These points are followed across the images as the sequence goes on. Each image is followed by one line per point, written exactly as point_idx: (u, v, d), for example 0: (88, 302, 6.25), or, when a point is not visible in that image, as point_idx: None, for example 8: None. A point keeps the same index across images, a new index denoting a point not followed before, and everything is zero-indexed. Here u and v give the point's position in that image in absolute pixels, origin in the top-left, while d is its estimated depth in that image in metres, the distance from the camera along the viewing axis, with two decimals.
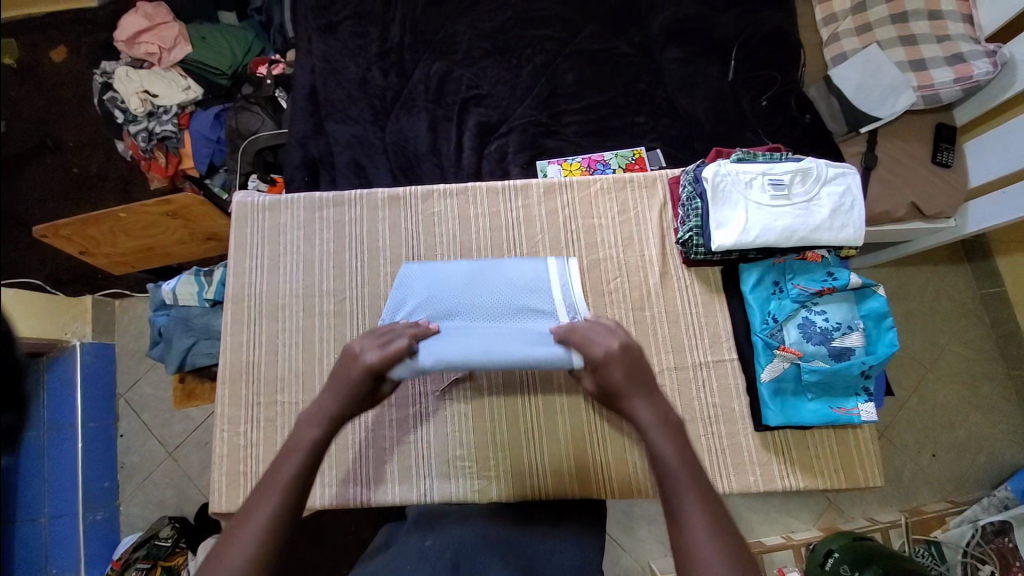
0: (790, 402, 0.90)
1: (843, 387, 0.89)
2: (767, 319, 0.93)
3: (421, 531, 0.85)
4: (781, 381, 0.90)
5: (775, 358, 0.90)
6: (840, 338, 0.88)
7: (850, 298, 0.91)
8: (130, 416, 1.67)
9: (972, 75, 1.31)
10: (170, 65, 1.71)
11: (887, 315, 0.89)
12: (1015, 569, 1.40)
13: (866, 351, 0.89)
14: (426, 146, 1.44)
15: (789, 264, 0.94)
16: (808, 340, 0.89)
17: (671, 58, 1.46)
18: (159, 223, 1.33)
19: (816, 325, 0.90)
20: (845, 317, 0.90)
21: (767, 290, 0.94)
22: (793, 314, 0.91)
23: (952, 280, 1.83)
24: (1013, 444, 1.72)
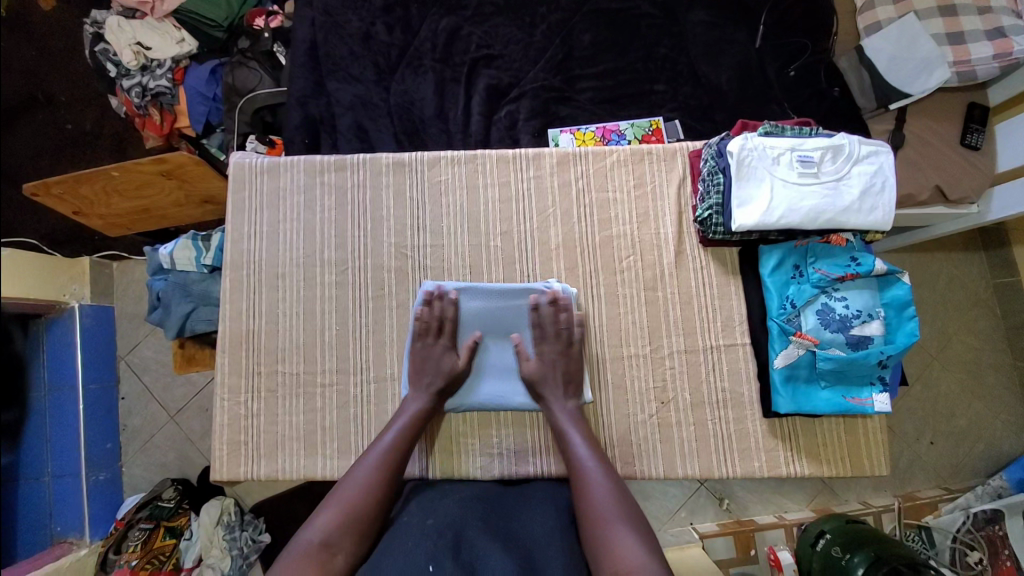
0: (802, 390, 0.87)
1: (858, 376, 0.86)
2: (785, 303, 0.89)
3: (421, 510, 0.84)
4: (795, 368, 0.88)
5: (791, 345, 0.87)
6: (860, 326, 0.85)
7: (873, 285, 0.88)
8: (131, 379, 1.66)
9: (1012, 52, 1.23)
10: (164, 15, 1.62)
11: (910, 304, 0.86)
12: (1002, 557, 1.47)
13: (885, 340, 0.86)
14: (432, 110, 1.37)
15: (811, 247, 0.90)
16: (827, 327, 0.85)
17: (695, 21, 1.37)
18: (154, 183, 1.28)
19: (835, 312, 0.86)
20: (867, 304, 0.86)
21: (786, 274, 0.91)
22: (813, 300, 0.87)
23: (966, 267, 1.79)
24: (1011, 433, 1.73)
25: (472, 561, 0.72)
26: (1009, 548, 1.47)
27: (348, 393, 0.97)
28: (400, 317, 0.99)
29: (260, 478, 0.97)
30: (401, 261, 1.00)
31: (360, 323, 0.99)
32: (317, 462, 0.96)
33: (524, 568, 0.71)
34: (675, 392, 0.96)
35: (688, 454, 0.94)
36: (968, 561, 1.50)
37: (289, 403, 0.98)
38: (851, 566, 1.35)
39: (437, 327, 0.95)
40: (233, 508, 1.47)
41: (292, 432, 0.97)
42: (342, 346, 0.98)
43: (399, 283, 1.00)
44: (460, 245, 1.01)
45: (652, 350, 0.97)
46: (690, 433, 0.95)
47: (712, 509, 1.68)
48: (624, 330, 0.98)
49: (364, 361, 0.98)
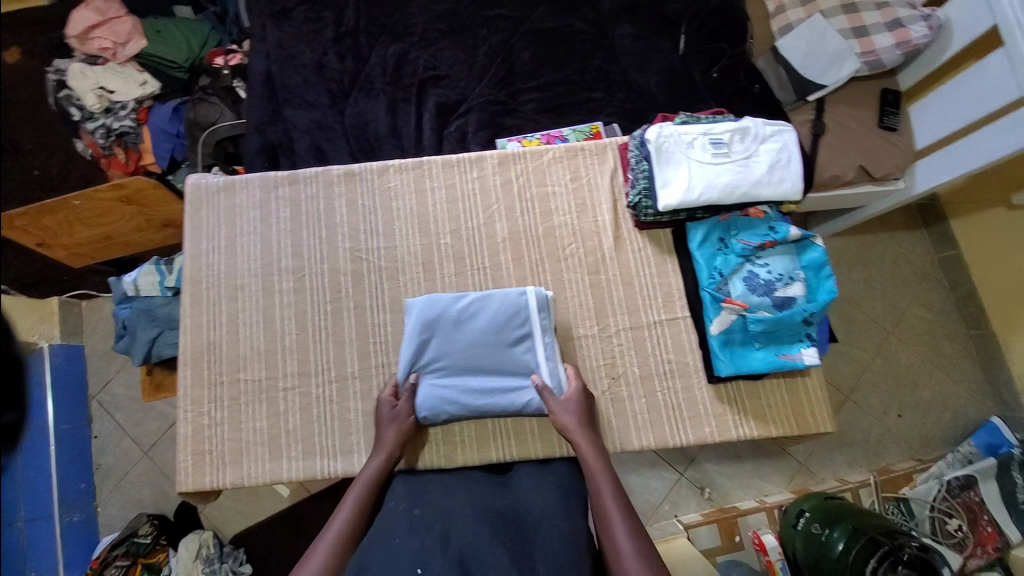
0: (739, 351, 0.94)
1: (787, 335, 0.93)
2: (714, 274, 0.97)
3: (409, 498, 0.86)
4: (729, 333, 0.95)
5: (723, 311, 0.95)
6: (782, 287, 0.92)
7: (791, 251, 0.95)
8: (103, 417, 1.64)
9: (910, 39, 1.37)
10: (125, 61, 1.69)
11: (825, 264, 0.93)
12: (983, 523, 1.52)
13: (807, 300, 0.93)
14: (386, 128, 1.44)
15: (733, 220, 0.98)
16: (751, 291, 0.93)
17: (623, 34, 1.49)
18: (116, 210, 1.33)
19: (760, 278, 0.94)
20: (786, 268, 0.93)
21: (713, 246, 0.98)
22: (738, 269, 0.95)
23: (908, 244, 1.90)
24: (973, 399, 1.80)
25: (462, 548, 0.72)
26: (988, 512, 1.52)
27: (310, 395, 0.99)
28: (358, 318, 1.02)
29: (227, 487, 0.98)
30: (355, 265, 1.04)
31: (318, 327, 1.02)
32: (281, 466, 0.97)
33: (518, 565, 0.70)
34: (625, 367, 1.01)
35: (642, 426, 0.99)
36: (948, 529, 1.55)
37: (251, 410, 0.99)
38: (831, 540, 1.39)
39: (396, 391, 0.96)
40: (213, 541, 1.47)
41: (256, 437, 0.98)
42: (302, 350, 1.01)
43: (355, 286, 1.04)
44: (413, 246, 1.05)
45: (600, 330, 1.02)
46: (642, 405, 0.99)
47: (694, 500, 1.69)
48: (571, 313, 1.03)
49: (324, 364, 1.01)
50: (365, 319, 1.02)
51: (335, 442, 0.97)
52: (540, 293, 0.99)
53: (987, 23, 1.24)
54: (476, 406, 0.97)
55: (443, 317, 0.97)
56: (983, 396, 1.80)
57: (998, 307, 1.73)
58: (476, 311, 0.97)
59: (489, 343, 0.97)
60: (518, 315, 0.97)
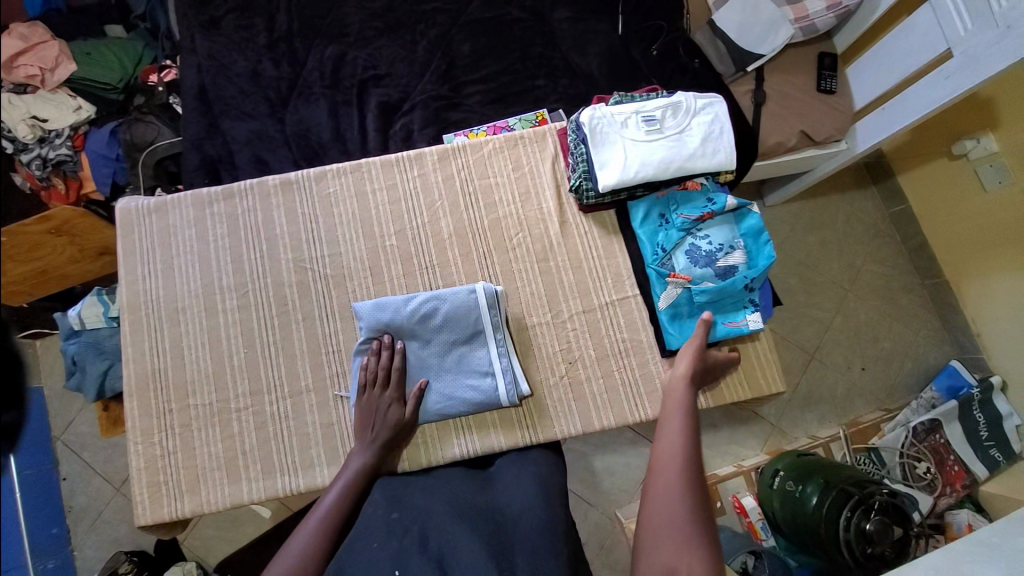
0: (687, 324, 0.99)
1: (730, 303, 0.99)
2: (658, 250, 1.00)
3: (386, 503, 0.83)
4: (676, 306, 0.99)
5: (669, 286, 0.99)
6: (724, 258, 0.96)
7: (730, 220, 1.00)
8: (69, 458, 1.60)
9: (842, 2, 1.39)
10: (57, 87, 1.62)
11: (762, 230, 0.98)
12: (951, 464, 1.61)
13: (748, 266, 0.98)
14: (329, 133, 1.41)
15: (672, 195, 1.01)
16: (695, 265, 0.97)
17: (560, 18, 1.48)
18: (43, 243, 1.29)
19: (702, 249, 0.97)
20: (727, 239, 0.98)
21: (654, 223, 1.01)
22: (680, 242, 0.99)
23: (860, 203, 1.95)
24: (932, 346, 1.86)
25: (441, 549, 0.73)
26: (953, 453, 1.61)
27: (265, 412, 0.98)
28: (308, 329, 1.01)
29: (188, 516, 0.96)
30: (301, 276, 1.03)
31: (267, 343, 1.00)
32: (241, 487, 0.95)
33: (495, 559, 0.71)
34: (580, 351, 1.02)
35: (601, 406, 1.00)
36: (919, 473, 1.61)
37: (206, 435, 0.97)
38: (805, 496, 1.43)
39: (380, 378, 0.94)
40: (196, 570, 1.45)
41: (213, 462, 0.96)
42: (254, 368, 0.99)
43: (303, 297, 1.02)
44: (358, 250, 1.04)
45: (553, 316, 1.03)
46: (600, 386, 1.01)
47: None
48: (524, 302, 1.03)
49: (277, 379, 0.99)
50: (316, 329, 1.01)
51: (295, 456, 0.96)
52: (490, 289, 0.98)
53: None
54: (445, 399, 0.96)
55: (395, 321, 0.96)
56: (941, 343, 1.86)
57: (949, 256, 1.79)
58: (428, 312, 0.96)
59: (443, 342, 0.97)
60: (469, 315, 0.97)
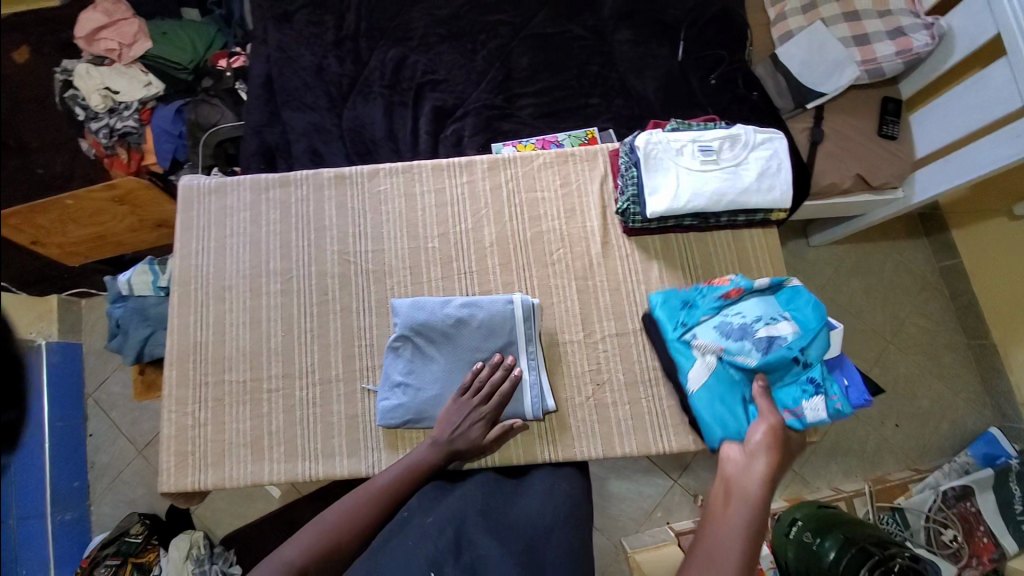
0: (726, 409, 0.92)
1: (775, 382, 0.96)
2: (679, 327, 0.98)
3: (421, 509, 0.84)
4: (708, 386, 0.94)
5: (698, 363, 0.96)
6: (761, 329, 0.96)
7: (762, 294, 1.01)
8: (98, 415, 1.66)
9: (912, 47, 1.36)
10: (131, 61, 1.72)
11: (802, 304, 0.99)
12: (979, 534, 1.50)
13: (792, 343, 0.95)
14: (383, 131, 1.45)
15: (698, 284, 1.03)
16: (728, 338, 0.96)
17: (621, 40, 1.49)
18: (106, 210, 1.37)
19: (733, 324, 0.97)
20: (761, 310, 0.98)
21: (679, 305, 1.00)
22: (709, 318, 0.99)
23: (909, 253, 1.88)
24: (972, 411, 1.77)
25: (473, 561, 0.75)
26: (985, 524, 1.50)
27: (294, 397, 1.00)
28: (344, 321, 1.03)
29: (209, 488, 0.98)
30: (343, 268, 1.05)
31: (304, 329, 1.03)
32: (263, 467, 0.97)
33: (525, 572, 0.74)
34: (609, 374, 1.01)
35: (626, 433, 0.99)
36: (944, 540, 1.53)
37: (236, 411, 1.00)
38: (822, 550, 1.36)
39: (484, 390, 0.94)
40: (203, 540, 1.48)
41: (239, 438, 0.99)
42: (288, 353, 1.02)
43: (342, 288, 1.04)
44: (400, 249, 1.06)
45: (586, 336, 1.02)
46: (626, 412, 0.99)
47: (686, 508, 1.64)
48: (558, 319, 1.03)
49: (309, 366, 1.01)
50: (349, 320, 1.03)
51: (318, 444, 0.98)
52: (527, 302, 0.98)
53: (991, 33, 1.22)
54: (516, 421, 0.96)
55: (432, 322, 0.97)
56: (981, 408, 1.77)
57: (997, 317, 1.70)
58: (464, 318, 0.97)
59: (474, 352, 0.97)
60: (506, 327, 0.97)
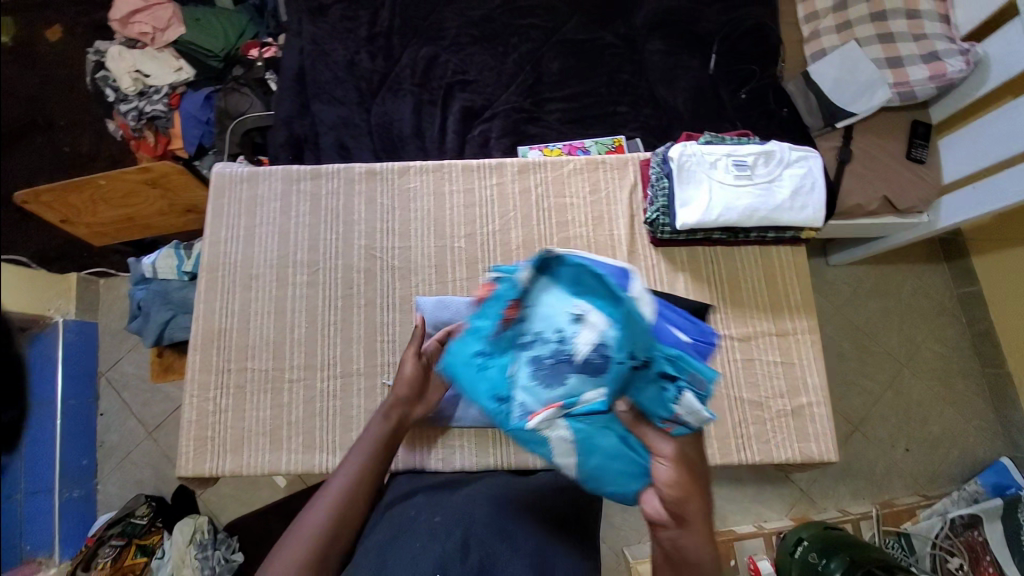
0: (613, 468, 0.68)
1: (641, 395, 0.63)
2: (502, 400, 0.75)
3: (429, 509, 0.84)
4: (578, 449, 0.70)
5: (551, 436, 0.70)
6: (558, 345, 0.63)
7: (542, 286, 0.69)
8: (111, 394, 1.68)
9: (945, 73, 1.34)
10: (164, 46, 1.73)
11: (570, 273, 0.65)
12: (985, 564, 1.47)
13: (603, 342, 0.60)
14: (410, 129, 1.46)
15: (479, 331, 0.78)
16: (556, 382, 0.65)
17: (653, 50, 1.49)
18: (138, 192, 1.38)
19: (537, 360, 0.67)
20: (550, 323, 0.65)
21: (488, 368, 0.77)
22: (514, 371, 0.71)
23: (929, 278, 1.86)
24: (985, 441, 1.74)
25: (481, 560, 0.74)
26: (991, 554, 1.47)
27: (315, 388, 1.01)
28: (368, 315, 1.04)
29: (225, 474, 0.99)
30: (370, 262, 1.06)
31: (329, 321, 1.03)
32: (281, 456, 0.98)
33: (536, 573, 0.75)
34: None
35: None
36: (949, 567, 1.51)
37: (257, 399, 1.01)
38: (828, 571, 1.35)
39: None
40: (207, 525, 1.49)
41: (258, 426, 0.99)
42: (311, 344, 1.02)
43: (368, 282, 1.05)
44: (427, 247, 1.07)
45: None
46: None
47: None
48: None
49: (331, 358, 1.02)
50: (374, 313, 1.04)
51: (336, 436, 0.98)
52: None
53: None
54: None
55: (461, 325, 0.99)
56: (995, 439, 1.74)
57: (1015, 347, 1.68)
58: None
59: None
60: None
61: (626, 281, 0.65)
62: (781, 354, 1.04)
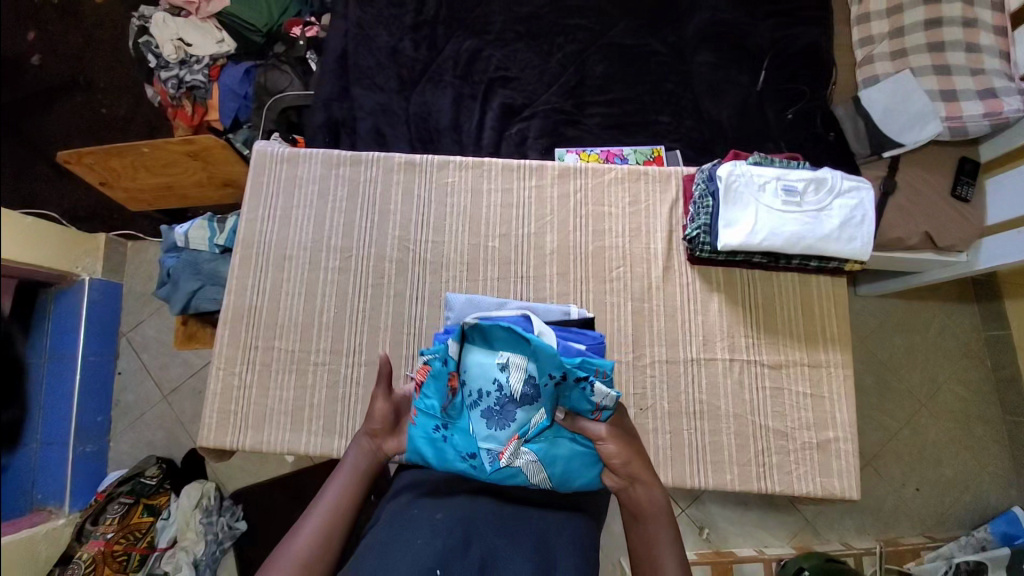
0: (575, 459, 0.86)
1: (567, 398, 0.85)
2: (475, 458, 0.85)
3: (431, 505, 0.83)
4: (549, 463, 0.84)
5: (523, 465, 0.84)
6: (503, 384, 0.86)
7: (471, 350, 0.88)
8: (130, 355, 1.70)
9: (1001, 112, 1.30)
10: (207, 16, 1.72)
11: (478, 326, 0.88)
12: None
13: (530, 369, 0.85)
14: (448, 121, 1.45)
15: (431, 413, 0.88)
16: (508, 419, 0.86)
17: (701, 61, 1.46)
18: (179, 162, 1.39)
19: (487, 408, 0.86)
20: (486, 377, 0.86)
21: (449, 441, 0.86)
22: (474, 428, 0.86)
23: (958, 319, 1.81)
24: (1000, 490, 1.71)
25: (484, 556, 0.74)
26: None
27: (339, 373, 1.01)
28: (398, 306, 1.04)
29: (245, 449, 1.00)
30: (403, 254, 1.06)
31: (358, 309, 1.04)
32: (302, 437, 0.99)
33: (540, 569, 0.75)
34: (654, 400, 1.01)
35: (662, 462, 0.99)
36: None
37: (281, 379, 1.01)
38: None
39: None
40: (213, 492, 1.52)
41: (281, 406, 1.00)
42: (339, 329, 1.03)
43: (400, 273, 1.05)
44: (461, 244, 1.07)
45: (635, 358, 1.03)
46: (665, 440, 1.00)
47: (690, 539, 1.62)
48: (610, 337, 1.04)
49: (359, 345, 1.02)
50: (404, 305, 1.04)
51: (357, 423, 0.99)
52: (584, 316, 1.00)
53: None
54: None
55: None
56: (1010, 488, 1.71)
57: None
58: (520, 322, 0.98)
59: None
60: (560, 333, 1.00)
61: (529, 326, 0.88)
62: (809, 384, 1.03)
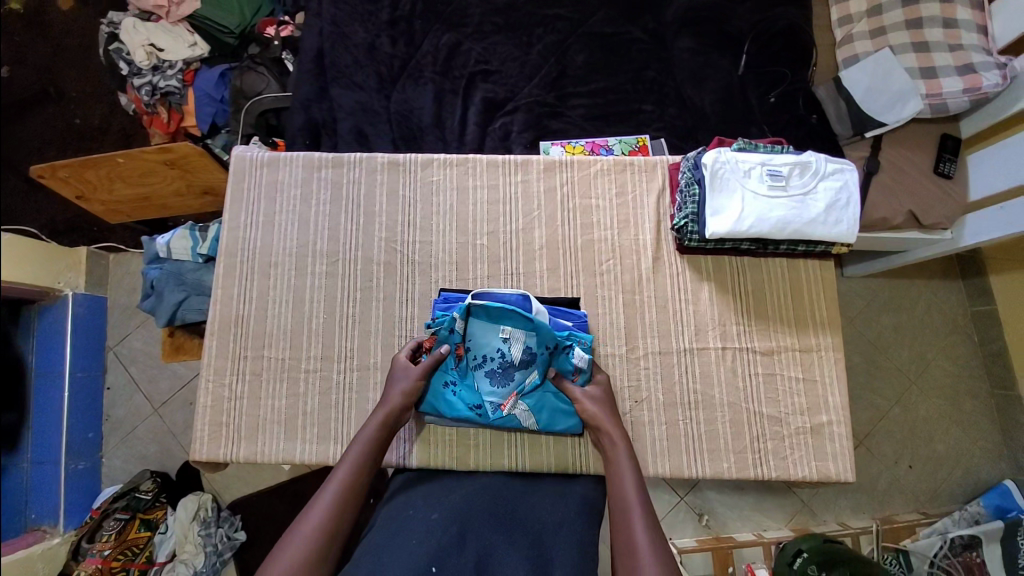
0: (558, 411, 0.99)
1: (558, 361, 0.97)
2: (477, 408, 0.97)
3: (428, 506, 0.84)
4: (537, 415, 0.98)
5: (516, 413, 0.97)
6: (506, 352, 0.95)
7: (474, 323, 0.96)
8: (118, 368, 1.67)
9: (981, 87, 1.30)
10: (178, 20, 1.67)
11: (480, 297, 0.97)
12: None
13: (530, 337, 0.95)
14: (430, 118, 1.42)
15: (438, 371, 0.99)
16: (508, 378, 0.97)
17: (682, 48, 1.45)
18: (156, 171, 1.36)
19: (491, 369, 0.96)
20: (490, 345, 0.95)
21: (456, 392, 0.98)
22: (478, 385, 0.98)
23: (943, 295, 1.84)
24: (989, 461, 1.74)
25: (479, 554, 0.74)
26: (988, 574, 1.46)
27: (331, 379, 1.00)
28: (387, 309, 1.03)
29: (239, 461, 0.99)
30: (390, 256, 1.05)
31: (348, 314, 1.02)
32: (296, 446, 0.98)
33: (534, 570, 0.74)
34: (649, 392, 1.01)
35: (660, 453, 0.99)
36: None
37: (272, 388, 1.00)
38: None
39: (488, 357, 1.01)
40: (211, 503, 1.49)
41: (274, 416, 0.99)
42: (329, 335, 1.02)
43: (388, 276, 1.04)
44: (449, 243, 1.06)
45: (628, 351, 1.03)
46: (662, 432, 1.00)
47: (690, 525, 1.63)
48: (603, 331, 1.04)
49: (349, 350, 1.01)
50: (393, 308, 1.03)
51: (352, 429, 0.98)
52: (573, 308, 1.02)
53: None
54: None
55: None
56: (999, 459, 1.74)
57: None
58: None
59: None
60: None
61: (528, 306, 0.95)
62: (801, 368, 1.04)
